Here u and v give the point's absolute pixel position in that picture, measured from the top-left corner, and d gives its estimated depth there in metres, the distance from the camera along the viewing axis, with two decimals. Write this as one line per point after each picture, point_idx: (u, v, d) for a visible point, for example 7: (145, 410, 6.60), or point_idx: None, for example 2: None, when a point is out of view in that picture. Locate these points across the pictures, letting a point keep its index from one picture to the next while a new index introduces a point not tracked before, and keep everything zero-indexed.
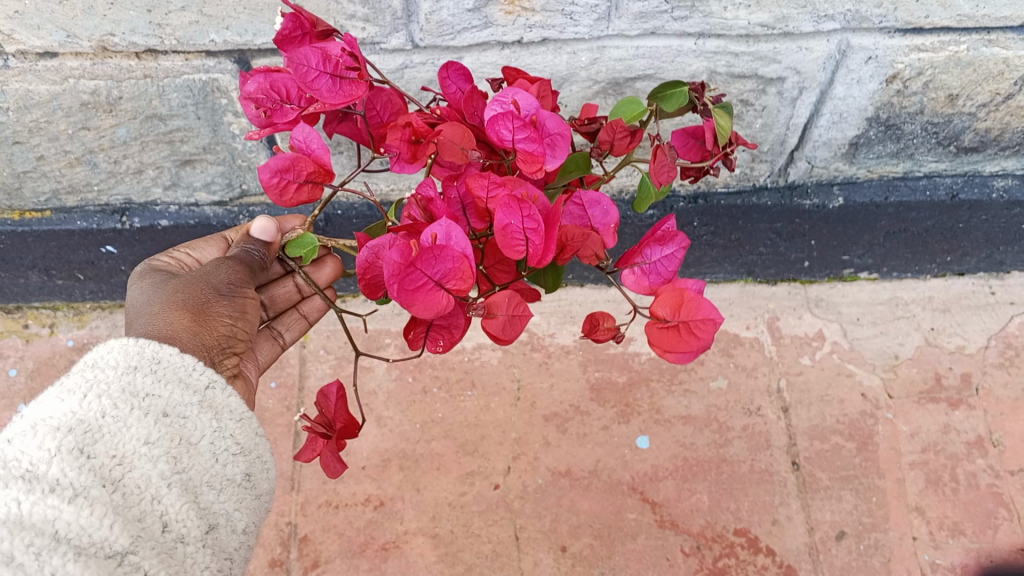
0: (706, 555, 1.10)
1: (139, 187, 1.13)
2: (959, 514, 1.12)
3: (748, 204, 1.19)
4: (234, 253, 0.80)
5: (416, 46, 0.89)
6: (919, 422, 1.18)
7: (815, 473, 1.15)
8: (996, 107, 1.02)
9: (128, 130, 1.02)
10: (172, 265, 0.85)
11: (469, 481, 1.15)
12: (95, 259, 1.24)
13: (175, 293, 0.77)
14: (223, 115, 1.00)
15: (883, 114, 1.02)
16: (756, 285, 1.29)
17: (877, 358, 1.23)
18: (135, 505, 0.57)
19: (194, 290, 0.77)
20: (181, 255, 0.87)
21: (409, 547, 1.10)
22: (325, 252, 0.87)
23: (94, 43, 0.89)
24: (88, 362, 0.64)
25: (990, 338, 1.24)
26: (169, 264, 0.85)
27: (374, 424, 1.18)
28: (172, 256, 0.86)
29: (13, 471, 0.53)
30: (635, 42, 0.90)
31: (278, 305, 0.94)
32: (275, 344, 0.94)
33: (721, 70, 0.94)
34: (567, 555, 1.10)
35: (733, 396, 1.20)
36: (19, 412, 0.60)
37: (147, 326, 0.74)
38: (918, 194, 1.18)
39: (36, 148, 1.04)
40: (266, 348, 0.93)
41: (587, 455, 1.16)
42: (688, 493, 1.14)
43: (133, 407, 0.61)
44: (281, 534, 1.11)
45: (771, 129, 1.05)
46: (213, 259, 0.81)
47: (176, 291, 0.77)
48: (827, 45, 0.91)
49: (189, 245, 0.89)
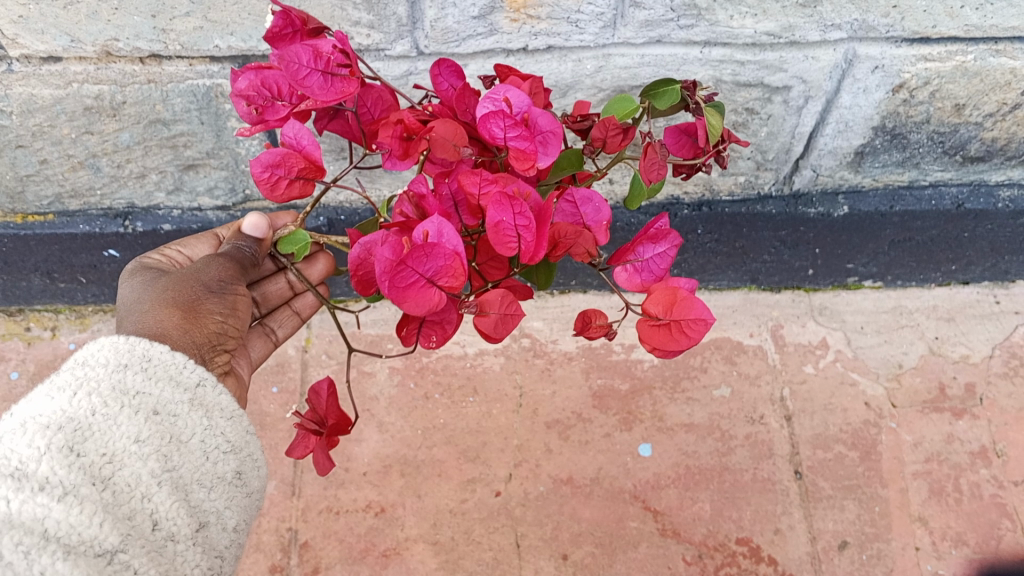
0: (709, 564, 1.09)
1: (142, 191, 1.13)
2: (962, 525, 1.11)
3: (752, 211, 1.20)
4: (225, 251, 0.81)
5: (421, 52, 0.89)
6: (922, 432, 1.18)
7: (819, 482, 1.14)
8: (1003, 117, 1.02)
9: (131, 134, 1.01)
10: (162, 263, 0.85)
11: (470, 487, 1.14)
12: (97, 262, 1.24)
13: (165, 290, 0.77)
14: (227, 120, 0.99)
15: (889, 123, 1.02)
16: (760, 292, 1.29)
17: (880, 366, 1.23)
18: (125, 504, 0.57)
19: (185, 288, 0.77)
20: (174, 253, 0.87)
21: (409, 554, 1.10)
22: (317, 249, 0.89)
23: (98, 48, 0.89)
24: (79, 361, 0.64)
25: (994, 347, 1.24)
26: (161, 261, 0.85)
27: (375, 429, 1.18)
28: (165, 254, 0.86)
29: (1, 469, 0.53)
30: (640, 50, 0.90)
31: (270, 302, 0.94)
32: (268, 341, 0.94)
33: (726, 79, 0.94)
34: (568, 563, 1.09)
35: (737, 404, 1.20)
36: (8, 410, 0.60)
37: (137, 323, 0.73)
38: (923, 203, 1.19)
39: (39, 152, 1.04)
40: (259, 345, 0.93)
41: (589, 462, 1.16)
42: (691, 502, 1.13)
43: (123, 405, 0.61)
44: (282, 539, 1.11)
45: (776, 138, 1.04)
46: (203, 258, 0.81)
47: (165, 291, 0.77)
48: (834, 54, 0.91)
49: (181, 242, 0.89)
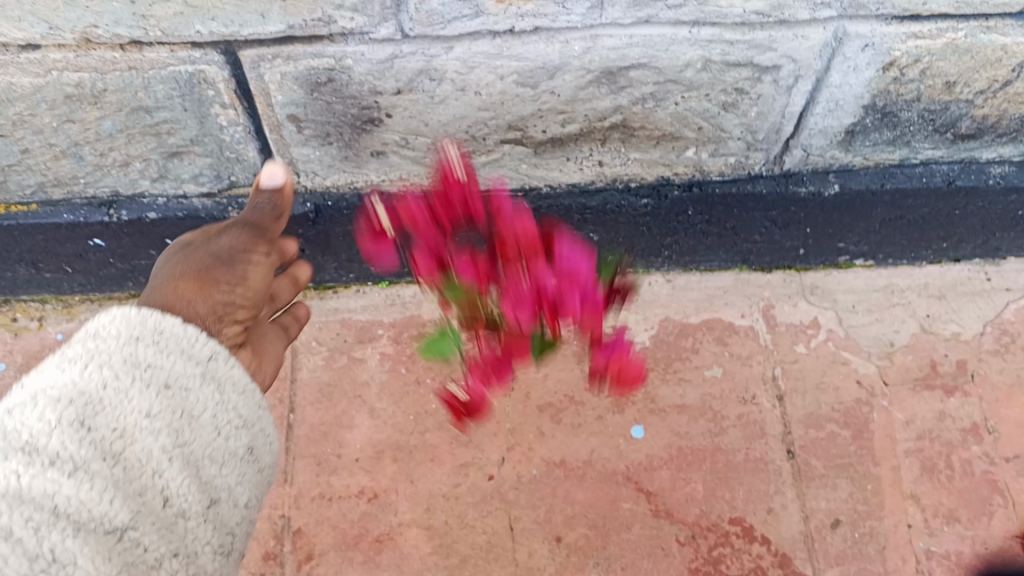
0: (702, 544, 1.10)
1: (127, 179, 1.12)
2: (953, 501, 1.12)
3: (744, 191, 1.17)
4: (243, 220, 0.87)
5: (406, 35, 0.87)
6: (914, 409, 1.19)
7: (811, 461, 1.15)
8: (994, 94, 1.01)
9: (113, 122, 1.00)
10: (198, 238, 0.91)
11: (463, 472, 1.15)
12: (83, 252, 1.23)
13: (185, 264, 0.82)
14: (211, 107, 0.98)
15: (879, 102, 1.01)
16: (751, 272, 1.31)
17: (872, 345, 1.23)
18: (136, 480, 0.56)
19: (201, 262, 0.82)
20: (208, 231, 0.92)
21: (403, 539, 1.10)
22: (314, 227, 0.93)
23: (77, 35, 0.87)
24: (90, 332, 0.63)
25: (985, 325, 1.24)
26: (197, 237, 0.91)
27: (367, 415, 1.20)
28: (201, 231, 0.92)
29: (12, 442, 0.53)
30: (628, 30, 0.89)
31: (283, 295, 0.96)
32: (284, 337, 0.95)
33: (715, 59, 0.93)
34: (562, 545, 1.10)
35: (729, 385, 1.21)
36: (19, 380, 0.59)
37: (155, 291, 0.78)
38: (915, 181, 1.17)
39: (20, 141, 1.02)
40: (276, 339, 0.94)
41: (583, 445, 1.16)
42: (683, 482, 1.14)
43: (134, 379, 0.60)
44: (276, 526, 1.11)
45: (766, 117, 1.04)
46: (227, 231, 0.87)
47: (179, 262, 0.82)
48: (824, 33, 0.89)
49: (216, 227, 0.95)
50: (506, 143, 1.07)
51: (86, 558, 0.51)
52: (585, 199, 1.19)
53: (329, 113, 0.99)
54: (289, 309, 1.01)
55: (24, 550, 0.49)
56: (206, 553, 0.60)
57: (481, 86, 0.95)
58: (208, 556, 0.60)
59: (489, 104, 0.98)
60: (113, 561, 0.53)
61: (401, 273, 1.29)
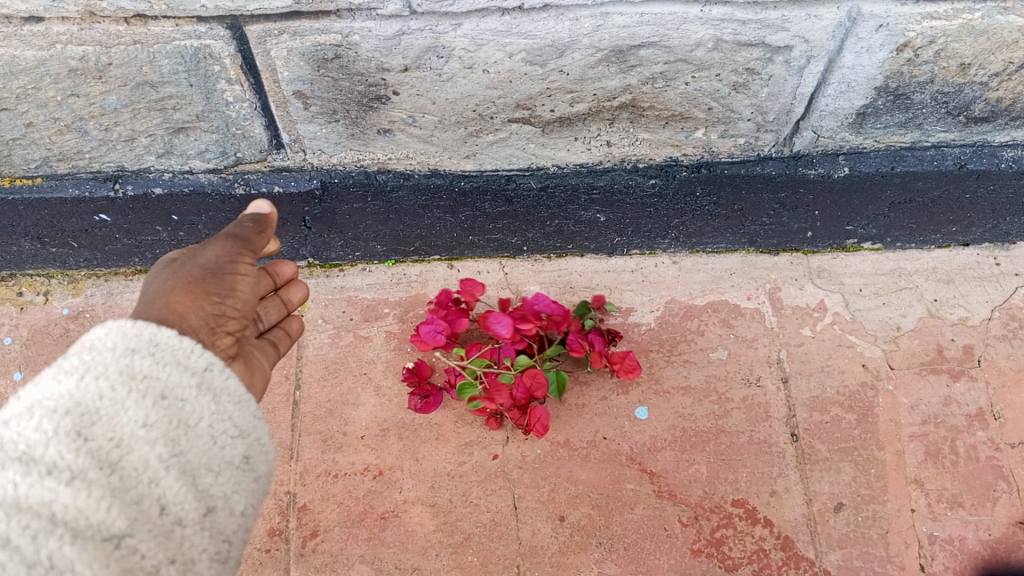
0: (705, 525, 1.10)
1: (132, 154, 1.12)
2: (957, 487, 1.12)
3: (752, 172, 1.17)
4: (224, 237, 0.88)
5: (414, 12, 0.86)
6: (920, 394, 1.18)
7: (814, 444, 1.15)
8: (1009, 76, 0.99)
9: (118, 97, 0.99)
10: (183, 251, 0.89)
11: (467, 451, 1.15)
12: (89, 227, 1.24)
13: (172, 279, 0.82)
14: (217, 82, 0.97)
15: (892, 84, 0.99)
16: (758, 255, 1.30)
17: (878, 329, 1.23)
18: (132, 488, 0.57)
19: (188, 274, 0.82)
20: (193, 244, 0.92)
21: (407, 517, 1.11)
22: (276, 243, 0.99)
23: (81, 8, 0.86)
24: (86, 345, 0.64)
25: (993, 309, 1.24)
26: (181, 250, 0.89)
27: (372, 393, 1.20)
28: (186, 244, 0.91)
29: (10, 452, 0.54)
30: (639, 8, 0.87)
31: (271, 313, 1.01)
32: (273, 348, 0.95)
33: (727, 38, 0.92)
34: (565, 525, 1.10)
35: (733, 366, 1.21)
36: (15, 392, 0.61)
37: (147, 306, 0.78)
38: (926, 164, 1.16)
39: (25, 115, 1.02)
40: (268, 351, 0.94)
41: (587, 425, 1.17)
42: (687, 464, 1.14)
43: (131, 390, 0.61)
44: (281, 503, 1.12)
45: (777, 99, 1.02)
46: (209, 245, 0.87)
47: (169, 277, 0.82)
48: (837, 12, 0.88)
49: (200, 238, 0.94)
50: (513, 123, 1.06)
51: (84, 564, 0.51)
52: (591, 179, 1.18)
53: (335, 91, 0.99)
54: (278, 326, 1.02)
55: (22, 558, 0.49)
56: (202, 561, 0.60)
57: (489, 64, 0.94)
58: (205, 564, 0.60)
59: (497, 82, 0.97)
60: (111, 567, 0.53)
61: (406, 252, 1.31)
